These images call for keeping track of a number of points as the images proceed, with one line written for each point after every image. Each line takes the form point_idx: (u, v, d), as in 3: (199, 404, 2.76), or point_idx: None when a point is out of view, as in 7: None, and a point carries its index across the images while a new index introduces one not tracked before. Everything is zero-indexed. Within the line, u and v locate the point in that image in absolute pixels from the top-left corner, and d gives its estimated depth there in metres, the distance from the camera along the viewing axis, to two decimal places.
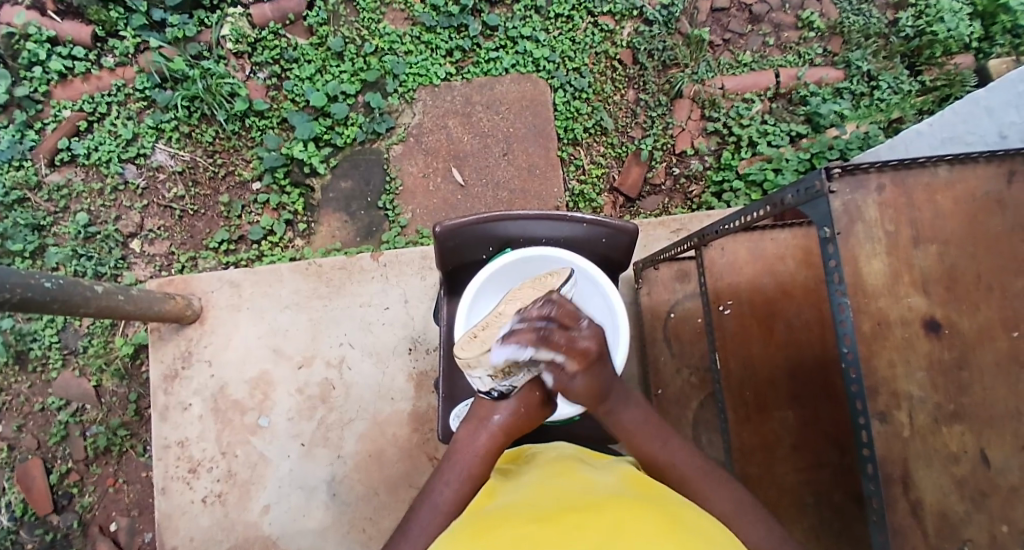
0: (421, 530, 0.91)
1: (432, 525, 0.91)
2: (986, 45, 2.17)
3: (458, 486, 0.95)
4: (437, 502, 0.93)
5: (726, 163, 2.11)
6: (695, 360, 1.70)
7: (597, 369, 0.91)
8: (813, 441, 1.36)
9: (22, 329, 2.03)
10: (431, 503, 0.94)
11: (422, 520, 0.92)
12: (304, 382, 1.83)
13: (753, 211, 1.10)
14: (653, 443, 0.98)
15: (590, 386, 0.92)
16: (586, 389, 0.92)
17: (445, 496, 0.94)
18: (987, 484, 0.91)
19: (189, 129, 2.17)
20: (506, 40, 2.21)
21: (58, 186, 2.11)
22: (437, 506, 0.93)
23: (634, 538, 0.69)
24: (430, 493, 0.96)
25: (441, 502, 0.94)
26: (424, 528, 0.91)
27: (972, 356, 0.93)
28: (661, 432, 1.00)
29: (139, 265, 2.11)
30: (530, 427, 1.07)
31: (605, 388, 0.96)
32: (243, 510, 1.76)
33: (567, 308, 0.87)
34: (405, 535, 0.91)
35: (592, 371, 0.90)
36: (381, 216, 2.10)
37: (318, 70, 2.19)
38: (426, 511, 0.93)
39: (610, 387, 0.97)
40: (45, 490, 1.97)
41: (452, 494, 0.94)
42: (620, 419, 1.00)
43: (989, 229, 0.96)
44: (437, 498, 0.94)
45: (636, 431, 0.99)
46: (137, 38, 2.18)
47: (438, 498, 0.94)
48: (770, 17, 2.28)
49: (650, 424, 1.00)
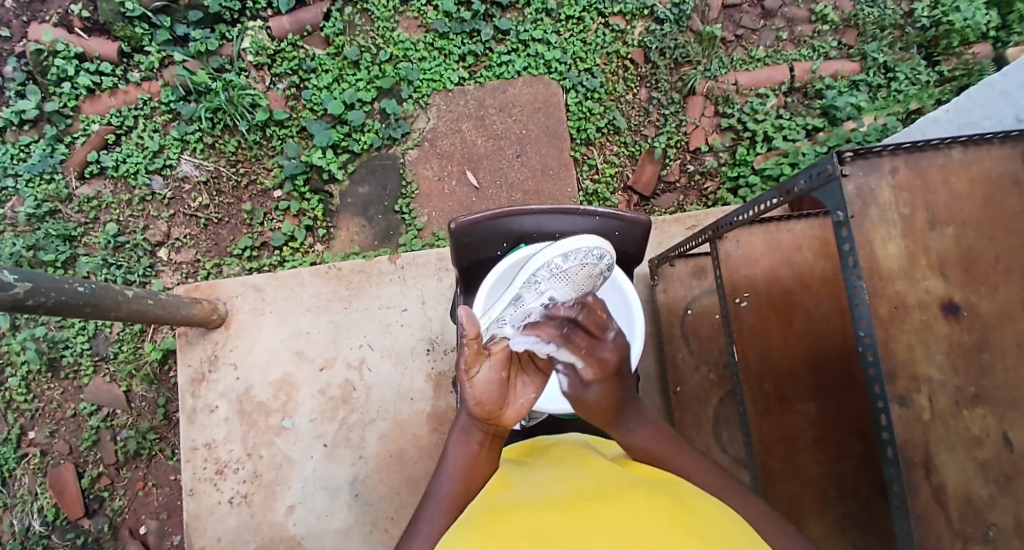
0: (428, 520, 0.93)
1: (439, 516, 0.92)
2: (1005, 32, 2.14)
3: (456, 479, 0.96)
4: (439, 493, 0.95)
5: (741, 159, 2.11)
6: (715, 357, 1.69)
7: (613, 383, 1.00)
8: (836, 433, 1.34)
9: (54, 337, 2.09)
10: (435, 496, 0.96)
11: (428, 512, 0.94)
12: (326, 383, 1.86)
13: (765, 201, 1.11)
14: (672, 459, 0.96)
15: (605, 401, 1.00)
16: (599, 401, 1.00)
17: (445, 487, 0.96)
18: (1012, 468, 0.90)
19: (212, 140, 2.23)
20: (517, 43, 2.23)
21: (88, 199, 2.19)
22: (439, 497, 0.95)
23: (647, 529, 0.69)
24: (435, 487, 0.98)
25: (443, 493, 0.95)
26: (429, 519, 0.93)
27: (993, 339, 0.92)
28: (674, 447, 0.99)
29: (166, 273, 2.17)
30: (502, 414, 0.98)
31: (621, 406, 1.01)
32: (269, 510, 1.79)
33: (594, 315, 0.97)
34: (413, 527, 0.93)
35: (606, 381, 1.00)
36: (398, 219, 2.14)
37: (335, 79, 2.23)
38: (430, 504, 0.95)
39: (626, 403, 1.02)
40: (77, 494, 2.03)
41: (452, 486, 0.96)
42: (634, 440, 0.99)
43: (1007, 210, 0.94)
44: (439, 488, 0.97)
45: (653, 448, 0.98)
46: (161, 53, 2.25)
47: (440, 490, 0.96)
48: (783, 12, 2.27)
49: (664, 441, 0.99)
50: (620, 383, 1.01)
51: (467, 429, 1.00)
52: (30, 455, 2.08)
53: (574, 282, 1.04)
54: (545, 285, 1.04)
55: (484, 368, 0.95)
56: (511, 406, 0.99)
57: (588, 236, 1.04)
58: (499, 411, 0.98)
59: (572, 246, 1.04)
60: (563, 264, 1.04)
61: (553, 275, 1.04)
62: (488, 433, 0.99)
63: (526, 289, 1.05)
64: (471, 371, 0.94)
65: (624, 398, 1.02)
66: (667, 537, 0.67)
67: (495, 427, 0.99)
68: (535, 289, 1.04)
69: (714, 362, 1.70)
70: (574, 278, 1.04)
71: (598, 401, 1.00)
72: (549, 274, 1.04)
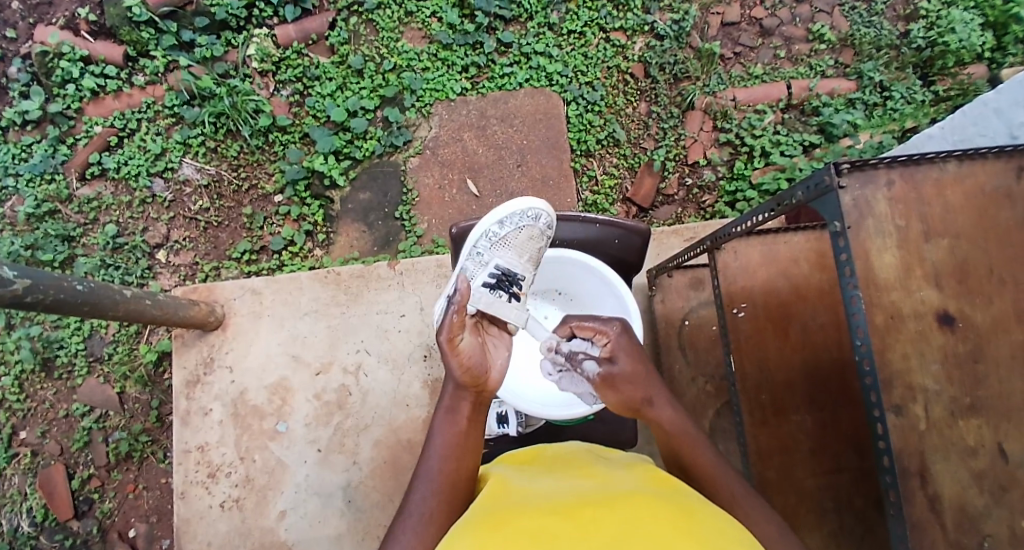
0: (422, 496, 0.96)
1: (431, 493, 0.96)
2: (999, 54, 2.18)
3: (446, 457, 0.99)
4: (429, 470, 0.99)
5: (739, 174, 2.14)
6: (710, 368, 1.71)
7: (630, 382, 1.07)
8: (832, 444, 1.34)
9: (49, 337, 2.08)
10: (426, 471, 0.99)
11: (420, 489, 0.97)
12: (322, 388, 1.85)
13: (761, 214, 1.13)
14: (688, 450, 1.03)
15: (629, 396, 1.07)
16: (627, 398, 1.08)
17: (436, 465, 0.99)
18: (1006, 478, 0.90)
19: (215, 144, 2.24)
20: (519, 55, 2.26)
21: (88, 200, 2.19)
22: (431, 475, 0.98)
23: (650, 538, 0.69)
24: (425, 465, 1.01)
25: (433, 470, 0.99)
26: (424, 498, 0.96)
27: (987, 349, 0.93)
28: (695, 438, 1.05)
29: (164, 275, 2.18)
30: (479, 377, 1.04)
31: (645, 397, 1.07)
32: (260, 515, 1.78)
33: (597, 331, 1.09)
34: (407, 504, 0.96)
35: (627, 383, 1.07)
36: (398, 226, 2.15)
37: (338, 87, 2.25)
38: (421, 482, 0.98)
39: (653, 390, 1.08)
40: (66, 496, 2.01)
41: (442, 464, 0.99)
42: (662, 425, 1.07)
43: (1000, 222, 0.96)
44: (430, 467, 0.99)
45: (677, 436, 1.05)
46: (166, 57, 2.26)
47: (430, 467, 0.99)
48: (780, 31, 2.31)
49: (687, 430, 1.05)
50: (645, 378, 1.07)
51: (454, 402, 1.05)
52: (20, 456, 2.06)
53: (511, 243, 1.22)
54: (486, 252, 1.21)
55: (466, 337, 1.04)
56: (493, 368, 1.07)
57: (521, 201, 1.23)
58: (479, 372, 1.04)
59: (506, 213, 1.22)
60: (500, 230, 1.22)
61: (492, 241, 1.22)
62: (474, 403, 1.05)
63: (469, 260, 1.21)
64: (453, 339, 1.01)
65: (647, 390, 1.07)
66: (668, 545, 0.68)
67: (480, 394, 1.05)
68: (478, 258, 1.21)
69: (711, 373, 1.71)
70: (511, 241, 1.22)
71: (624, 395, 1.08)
72: (490, 243, 1.22)
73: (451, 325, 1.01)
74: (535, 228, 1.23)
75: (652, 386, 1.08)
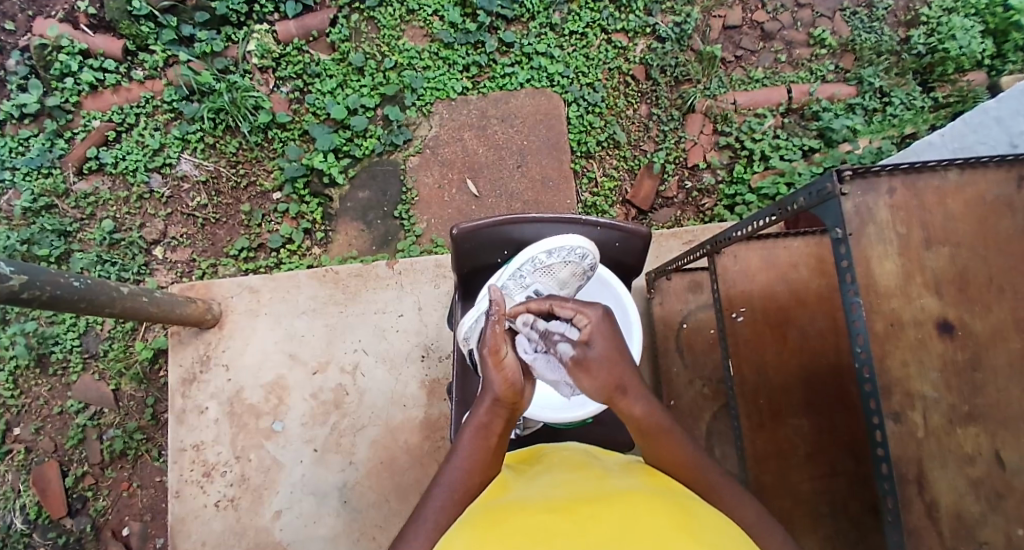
0: (438, 505, 0.90)
1: (451, 502, 0.90)
2: (999, 61, 2.19)
3: (471, 468, 0.92)
4: (451, 479, 0.92)
5: (739, 177, 2.14)
6: (708, 372, 1.71)
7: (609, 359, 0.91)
8: (828, 449, 1.35)
9: (44, 332, 2.07)
10: (444, 480, 0.92)
11: (438, 497, 0.91)
12: (319, 387, 1.85)
13: (762, 219, 1.13)
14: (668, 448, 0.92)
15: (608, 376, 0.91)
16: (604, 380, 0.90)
17: (458, 476, 0.92)
18: (1003, 486, 0.91)
19: (213, 140, 2.23)
20: (521, 56, 2.26)
21: (85, 195, 2.18)
22: (452, 484, 0.91)
23: (648, 537, 0.68)
24: (445, 473, 0.94)
25: (455, 479, 0.92)
26: (439, 507, 0.89)
27: (985, 357, 0.93)
28: (674, 431, 0.93)
29: (161, 271, 2.17)
30: (518, 397, 0.96)
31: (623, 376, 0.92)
32: (255, 514, 1.77)
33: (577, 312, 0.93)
34: (422, 511, 0.90)
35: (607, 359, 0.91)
36: (397, 225, 2.14)
37: (339, 85, 2.25)
38: (437, 492, 0.92)
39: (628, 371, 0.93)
40: (60, 493, 2.00)
41: (463, 474, 0.92)
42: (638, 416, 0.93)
43: (1000, 231, 0.96)
44: (449, 477, 0.93)
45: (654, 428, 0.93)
46: (165, 52, 2.25)
47: (452, 476, 0.92)
48: (782, 35, 2.31)
49: (660, 420, 0.93)
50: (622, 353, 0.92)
51: (487, 417, 0.96)
52: (14, 452, 2.05)
53: (555, 274, 1.24)
54: (529, 277, 1.24)
55: (509, 352, 0.94)
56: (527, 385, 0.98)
57: (576, 238, 1.20)
58: (518, 391, 0.95)
59: (557, 244, 1.21)
60: (546, 259, 1.22)
61: (537, 268, 1.23)
62: (509, 419, 0.97)
63: (511, 281, 1.24)
64: (498, 352, 0.93)
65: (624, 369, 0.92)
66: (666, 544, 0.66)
67: (514, 411, 0.97)
68: (521, 281, 1.24)
69: (709, 377, 1.71)
70: (555, 272, 1.23)
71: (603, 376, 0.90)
72: (534, 268, 1.23)
73: (495, 335, 0.93)
74: (581, 266, 1.23)
75: (627, 370, 0.93)
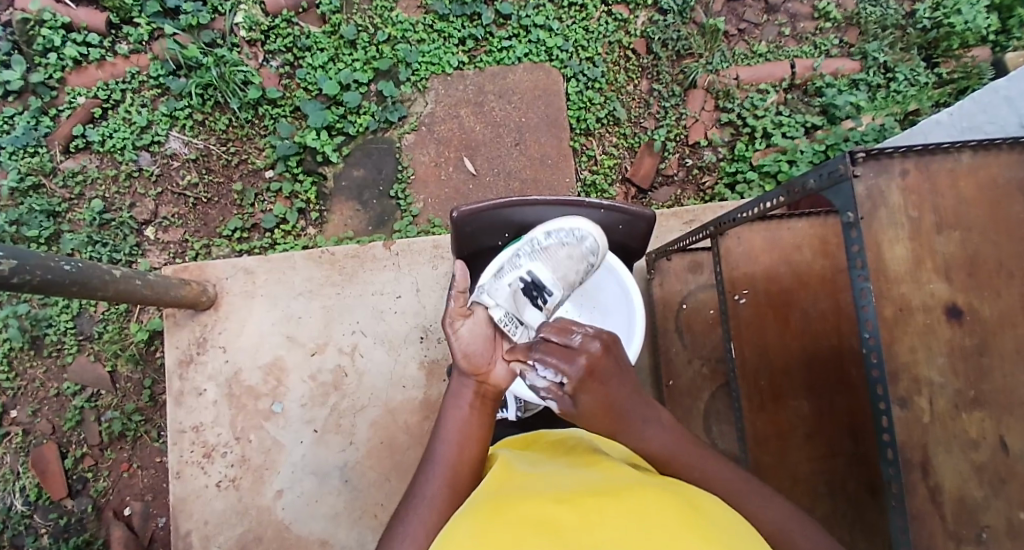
0: (428, 480, 0.94)
1: (439, 477, 0.94)
2: (1004, 36, 2.15)
3: (457, 441, 0.98)
4: (439, 452, 0.98)
5: (740, 155, 2.11)
6: (707, 351, 1.70)
7: (599, 382, 0.87)
8: (828, 430, 1.35)
9: (37, 314, 2.04)
10: (434, 454, 0.98)
11: (428, 471, 0.96)
12: (317, 369, 1.84)
13: (769, 200, 1.10)
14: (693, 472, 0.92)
15: (598, 406, 0.88)
16: (593, 408, 0.88)
17: (444, 447, 0.98)
18: (1006, 470, 0.91)
19: (203, 117, 2.17)
20: (519, 28, 2.20)
21: (73, 173, 2.13)
22: (437, 459, 0.97)
23: (655, 531, 0.66)
24: (432, 451, 0.99)
25: (442, 452, 0.97)
26: (430, 482, 0.94)
27: (993, 343, 0.93)
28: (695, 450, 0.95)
29: (153, 252, 2.13)
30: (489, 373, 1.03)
31: (619, 405, 0.90)
32: (256, 494, 1.78)
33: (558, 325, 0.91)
34: (415, 486, 0.95)
35: (593, 386, 0.87)
36: (393, 204, 2.11)
37: (331, 59, 2.18)
38: (428, 469, 0.97)
39: (631, 398, 0.91)
40: (59, 474, 2.00)
41: (451, 447, 0.98)
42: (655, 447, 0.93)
43: (1011, 215, 0.95)
44: (438, 453, 0.98)
45: (671, 455, 0.93)
46: (150, 25, 2.18)
47: (439, 449, 0.98)
48: (785, 8, 2.26)
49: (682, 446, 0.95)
50: (614, 381, 0.89)
51: (459, 389, 1.04)
52: (11, 434, 2.03)
53: (553, 257, 1.07)
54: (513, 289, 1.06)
55: (470, 333, 1.04)
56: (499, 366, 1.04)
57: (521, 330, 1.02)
58: (487, 365, 1.03)
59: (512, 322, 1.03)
60: (545, 241, 1.10)
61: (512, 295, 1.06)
62: (477, 394, 1.03)
63: (506, 262, 1.11)
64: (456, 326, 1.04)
65: (620, 391, 0.90)
66: (675, 542, 0.65)
67: (484, 385, 1.03)
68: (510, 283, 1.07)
69: (708, 356, 1.70)
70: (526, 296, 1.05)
71: (592, 407, 0.88)
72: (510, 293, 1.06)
73: (455, 312, 1.05)
74: (581, 251, 1.09)
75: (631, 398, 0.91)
